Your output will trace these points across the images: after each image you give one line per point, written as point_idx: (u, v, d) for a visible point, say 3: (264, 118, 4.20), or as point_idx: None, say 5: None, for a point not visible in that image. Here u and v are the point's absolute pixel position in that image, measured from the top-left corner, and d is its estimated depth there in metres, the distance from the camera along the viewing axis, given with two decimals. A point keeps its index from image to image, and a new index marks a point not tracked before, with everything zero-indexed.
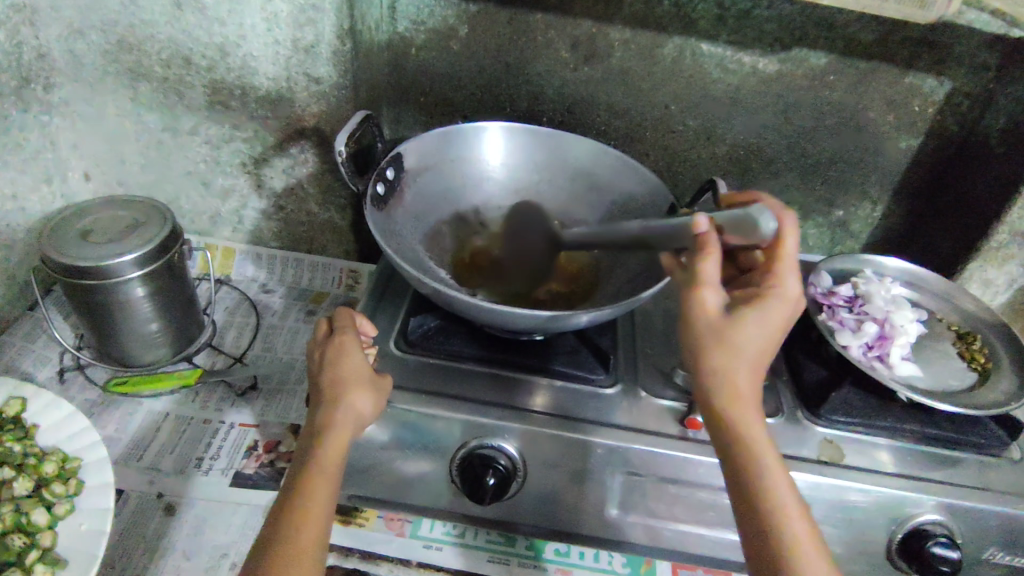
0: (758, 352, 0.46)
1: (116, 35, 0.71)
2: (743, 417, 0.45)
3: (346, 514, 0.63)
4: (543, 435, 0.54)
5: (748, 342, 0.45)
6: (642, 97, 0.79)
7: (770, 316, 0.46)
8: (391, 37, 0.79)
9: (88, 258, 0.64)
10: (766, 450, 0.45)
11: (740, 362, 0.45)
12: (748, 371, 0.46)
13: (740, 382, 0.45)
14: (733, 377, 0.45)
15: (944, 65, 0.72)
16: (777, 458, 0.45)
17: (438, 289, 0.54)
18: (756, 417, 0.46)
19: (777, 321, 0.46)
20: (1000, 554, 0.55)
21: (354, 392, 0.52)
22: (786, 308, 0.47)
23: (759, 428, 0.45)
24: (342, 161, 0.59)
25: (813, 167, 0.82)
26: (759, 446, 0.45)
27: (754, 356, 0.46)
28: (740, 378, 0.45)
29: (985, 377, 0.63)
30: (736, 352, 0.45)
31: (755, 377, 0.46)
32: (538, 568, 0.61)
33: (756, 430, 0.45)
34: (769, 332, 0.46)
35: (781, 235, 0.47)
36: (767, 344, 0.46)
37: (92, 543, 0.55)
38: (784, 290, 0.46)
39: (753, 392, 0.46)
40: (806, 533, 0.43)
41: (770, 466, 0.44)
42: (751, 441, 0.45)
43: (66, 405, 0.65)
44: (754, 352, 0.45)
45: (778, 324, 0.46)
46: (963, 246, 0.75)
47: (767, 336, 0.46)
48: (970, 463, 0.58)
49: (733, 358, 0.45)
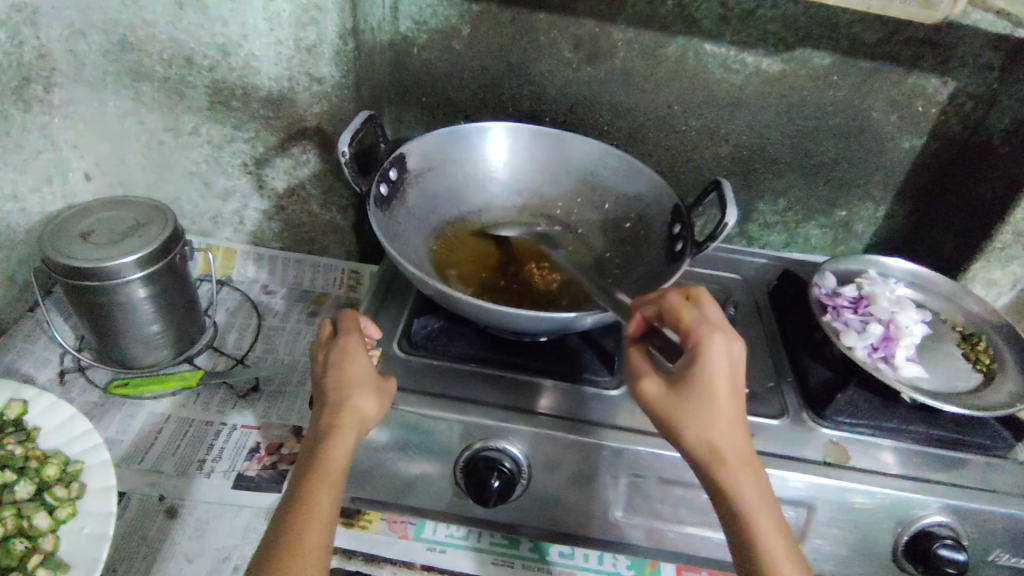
0: (720, 412, 0.45)
1: (117, 35, 0.71)
2: (732, 480, 0.44)
3: (348, 517, 0.62)
4: (547, 438, 0.54)
5: (708, 406, 0.45)
6: (645, 98, 0.79)
7: (715, 378, 0.45)
8: (393, 37, 0.79)
9: (89, 260, 0.64)
10: (759, 505, 0.44)
11: (712, 425, 0.45)
12: (723, 430, 0.45)
13: (718, 443, 0.45)
14: (709, 441, 0.45)
15: (948, 65, 0.72)
16: (766, 516, 0.44)
17: (442, 290, 0.53)
18: (746, 472, 0.45)
19: (726, 378, 0.45)
20: (1005, 555, 0.55)
21: (358, 397, 0.51)
22: (731, 362, 0.45)
23: (750, 484, 0.44)
24: (344, 162, 0.58)
25: (816, 168, 0.82)
26: (752, 504, 0.44)
27: (720, 424, 0.45)
28: (718, 439, 0.45)
29: (990, 379, 0.62)
30: (700, 419, 0.45)
31: (733, 433, 0.45)
32: (542, 570, 0.60)
33: (747, 487, 0.44)
34: (720, 391, 0.45)
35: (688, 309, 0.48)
36: (724, 402, 0.45)
37: (95, 546, 0.54)
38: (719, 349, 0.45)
39: (737, 447, 0.45)
40: None
41: (764, 523, 0.44)
42: (744, 503, 0.44)
43: (67, 407, 0.64)
44: (718, 413, 0.45)
45: (727, 382, 0.45)
46: (966, 246, 0.75)
47: (725, 394, 0.45)
48: (975, 465, 0.57)
49: (701, 423, 0.45)
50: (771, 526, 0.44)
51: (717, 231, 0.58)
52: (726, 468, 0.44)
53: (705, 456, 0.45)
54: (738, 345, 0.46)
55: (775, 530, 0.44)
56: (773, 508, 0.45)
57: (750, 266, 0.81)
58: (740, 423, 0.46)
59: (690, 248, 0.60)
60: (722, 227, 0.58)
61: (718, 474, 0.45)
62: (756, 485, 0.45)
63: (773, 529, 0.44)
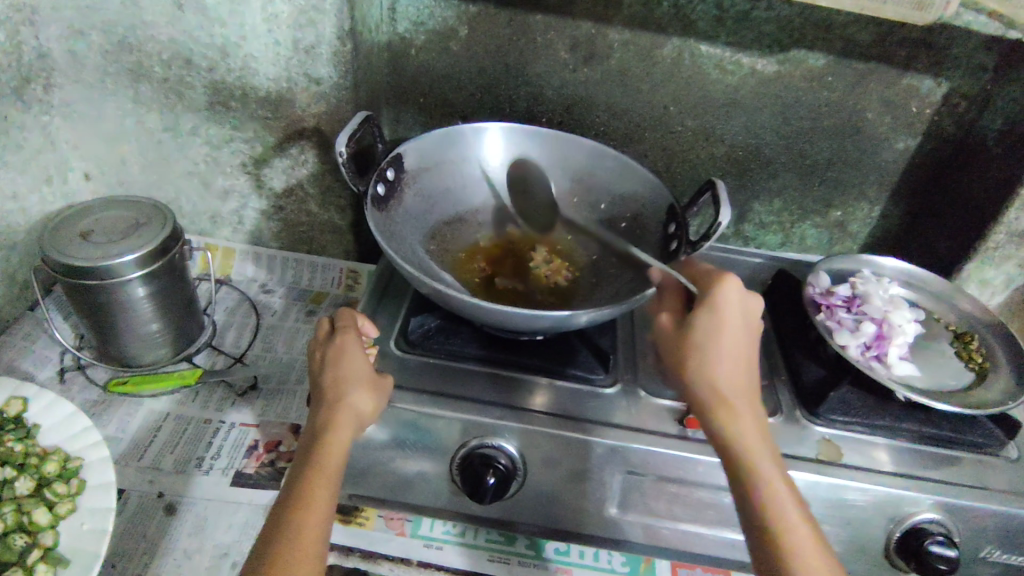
0: (724, 348, 0.50)
1: (117, 35, 0.71)
2: (727, 406, 0.49)
3: (346, 514, 0.63)
4: (543, 435, 0.55)
5: (713, 339, 0.50)
6: (641, 98, 0.79)
7: (724, 315, 0.51)
8: (391, 38, 0.79)
9: (88, 259, 0.64)
10: (754, 436, 0.48)
11: (713, 354, 0.50)
12: (726, 366, 0.50)
13: (718, 375, 0.50)
14: (708, 369, 0.50)
15: (942, 66, 0.73)
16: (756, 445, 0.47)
17: (438, 289, 0.54)
18: (743, 408, 0.49)
19: (733, 319, 0.51)
20: (997, 552, 0.56)
21: (356, 393, 0.52)
22: (738, 307, 0.51)
23: (745, 417, 0.48)
24: (343, 162, 0.59)
25: (811, 168, 0.83)
26: (748, 434, 0.48)
27: (721, 356, 0.50)
28: (717, 370, 0.50)
29: (982, 377, 0.63)
30: (703, 351, 0.50)
31: (734, 371, 0.50)
32: (538, 567, 0.61)
33: (744, 420, 0.48)
34: (724, 329, 0.50)
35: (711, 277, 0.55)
36: (728, 337, 0.50)
37: (94, 542, 0.55)
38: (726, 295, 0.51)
39: (737, 385, 0.50)
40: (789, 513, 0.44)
41: (759, 453, 0.47)
42: (739, 432, 0.48)
43: (67, 404, 0.65)
44: (722, 348, 0.50)
45: (734, 323, 0.51)
46: (961, 246, 0.76)
47: (731, 332, 0.51)
48: (967, 462, 0.58)
49: (703, 354, 0.50)
50: (766, 459, 0.47)
51: (711, 231, 0.58)
52: (725, 400, 0.49)
53: (708, 388, 0.49)
54: (748, 298, 0.52)
55: (769, 462, 0.46)
56: (767, 445, 0.48)
57: (745, 265, 0.82)
58: (742, 365, 0.51)
59: (684, 248, 0.60)
60: (715, 227, 0.58)
61: (717, 406, 0.49)
62: (751, 421, 0.48)
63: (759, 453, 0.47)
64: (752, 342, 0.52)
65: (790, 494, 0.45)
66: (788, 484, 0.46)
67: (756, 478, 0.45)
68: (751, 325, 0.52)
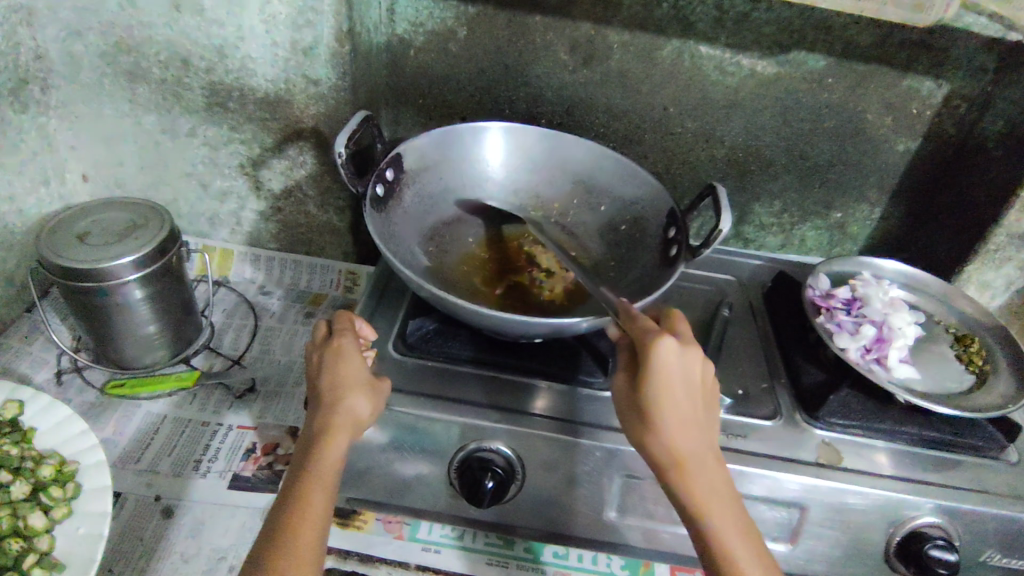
0: (672, 417, 0.47)
1: (114, 36, 0.71)
2: (682, 473, 0.47)
3: (344, 517, 0.63)
4: (542, 438, 0.54)
5: (659, 410, 0.47)
6: (641, 99, 0.79)
7: (669, 382, 0.47)
8: (390, 39, 0.79)
9: (86, 261, 0.64)
10: (714, 502, 0.47)
11: (662, 425, 0.47)
12: (675, 432, 0.47)
13: (672, 444, 0.47)
14: (660, 439, 0.48)
15: (943, 68, 0.72)
16: (715, 506, 0.47)
17: (437, 293, 0.53)
18: (698, 473, 0.47)
19: (677, 382, 0.47)
20: (997, 556, 0.55)
21: (353, 396, 0.52)
22: (679, 367, 0.47)
23: (702, 485, 0.47)
24: (342, 163, 0.59)
25: (812, 170, 0.83)
26: (705, 498, 0.47)
27: (670, 423, 0.47)
28: (669, 439, 0.47)
29: (982, 380, 0.63)
30: (653, 424, 0.47)
31: (685, 437, 0.47)
32: (537, 570, 0.61)
33: (703, 489, 0.47)
34: (668, 395, 0.47)
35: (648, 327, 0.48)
36: (674, 402, 0.47)
37: (90, 546, 0.55)
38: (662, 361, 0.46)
39: (692, 447, 0.48)
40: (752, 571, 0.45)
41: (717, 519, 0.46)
42: (701, 505, 0.47)
43: (64, 407, 0.64)
44: (669, 418, 0.47)
45: (678, 385, 0.47)
46: (961, 247, 0.75)
47: (675, 396, 0.47)
48: (966, 465, 0.58)
49: (654, 425, 0.48)
50: (727, 527, 0.46)
51: (712, 237, 0.58)
52: (683, 472, 0.47)
53: (664, 461, 0.48)
54: (687, 354, 0.48)
55: (732, 526, 0.46)
56: (728, 505, 0.47)
57: (745, 267, 0.82)
58: (692, 425, 0.48)
59: (684, 253, 0.60)
60: (716, 233, 0.58)
61: (675, 480, 0.47)
62: (711, 488, 0.47)
63: (720, 516, 0.47)
64: (698, 395, 0.48)
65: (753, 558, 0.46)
66: (750, 545, 0.46)
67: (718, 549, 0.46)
68: (695, 377, 0.48)
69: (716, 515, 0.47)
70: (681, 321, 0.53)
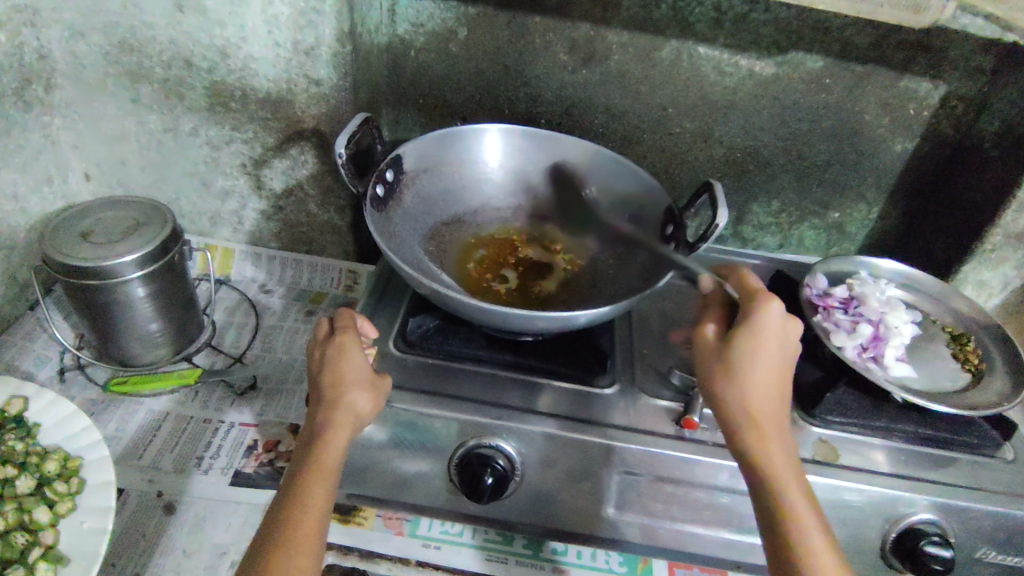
0: (758, 374, 0.49)
1: (117, 36, 0.72)
2: (758, 432, 0.48)
3: (344, 513, 0.63)
4: (541, 435, 0.55)
5: (746, 365, 0.49)
6: (640, 99, 0.79)
7: (766, 341, 0.50)
8: (391, 39, 0.80)
9: (88, 259, 0.65)
10: (784, 464, 0.48)
11: (746, 379, 0.49)
12: (757, 390, 0.49)
13: (753, 402, 0.49)
14: (743, 394, 0.49)
15: (939, 69, 0.73)
16: (786, 467, 0.48)
17: (436, 289, 0.54)
18: (776, 441, 0.49)
19: (773, 341, 0.50)
20: (992, 552, 0.56)
21: (354, 394, 0.52)
22: (782, 332, 0.50)
23: (779, 449, 0.48)
24: (342, 163, 0.59)
25: (809, 170, 0.83)
26: (774, 460, 0.48)
27: (757, 379, 0.49)
28: (751, 396, 0.49)
29: (979, 378, 0.63)
30: (739, 379, 0.49)
31: (769, 405, 0.49)
32: (536, 566, 0.61)
33: (773, 449, 0.48)
34: (760, 353, 0.49)
35: (758, 291, 0.53)
36: (767, 360, 0.50)
37: (95, 540, 0.55)
38: (767, 321, 0.50)
39: (770, 410, 0.49)
40: (818, 536, 0.45)
41: (783, 480, 0.47)
42: (768, 465, 0.47)
43: (67, 403, 0.65)
44: (760, 378, 0.49)
45: (772, 345, 0.50)
46: (959, 247, 0.76)
47: (768, 357, 0.50)
48: (962, 463, 0.58)
49: (740, 380, 0.49)
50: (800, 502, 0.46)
51: (708, 233, 0.59)
52: (759, 429, 0.48)
53: (743, 416, 0.49)
54: (793, 319, 0.51)
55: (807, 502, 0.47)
56: (801, 483, 0.48)
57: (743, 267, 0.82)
58: (777, 393, 0.50)
59: (682, 249, 0.61)
60: (713, 228, 0.58)
61: (750, 442, 0.48)
62: (781, 450, 0.48)
63: (789, 478, 0.47)
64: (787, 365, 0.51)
65: (820, 529, 0.46)
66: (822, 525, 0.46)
67: (790, 518, 0.46)
68: (792, 347, 0.51)
69: (787, 477, 0.47)
70: (755, 278, 0.55)
